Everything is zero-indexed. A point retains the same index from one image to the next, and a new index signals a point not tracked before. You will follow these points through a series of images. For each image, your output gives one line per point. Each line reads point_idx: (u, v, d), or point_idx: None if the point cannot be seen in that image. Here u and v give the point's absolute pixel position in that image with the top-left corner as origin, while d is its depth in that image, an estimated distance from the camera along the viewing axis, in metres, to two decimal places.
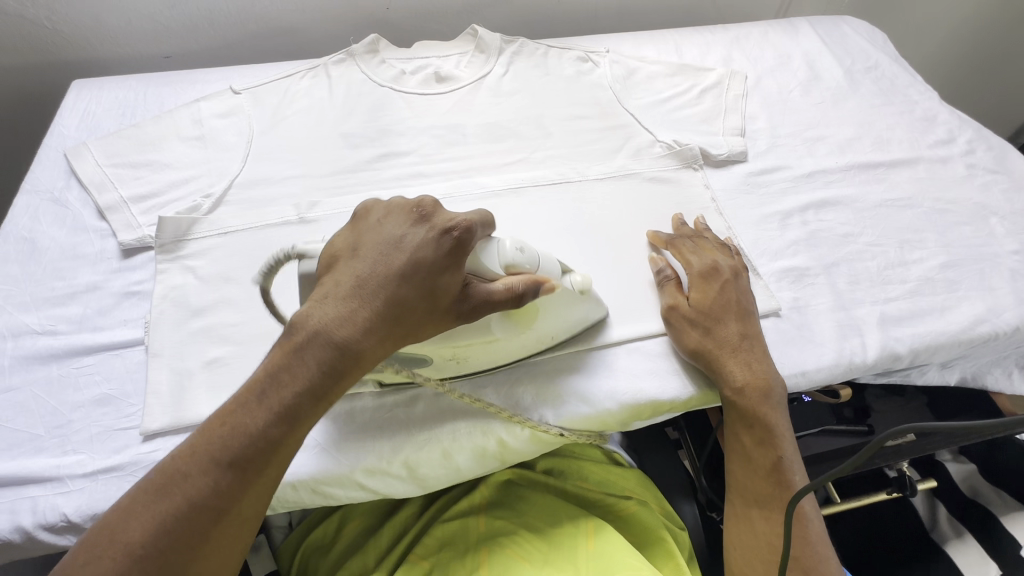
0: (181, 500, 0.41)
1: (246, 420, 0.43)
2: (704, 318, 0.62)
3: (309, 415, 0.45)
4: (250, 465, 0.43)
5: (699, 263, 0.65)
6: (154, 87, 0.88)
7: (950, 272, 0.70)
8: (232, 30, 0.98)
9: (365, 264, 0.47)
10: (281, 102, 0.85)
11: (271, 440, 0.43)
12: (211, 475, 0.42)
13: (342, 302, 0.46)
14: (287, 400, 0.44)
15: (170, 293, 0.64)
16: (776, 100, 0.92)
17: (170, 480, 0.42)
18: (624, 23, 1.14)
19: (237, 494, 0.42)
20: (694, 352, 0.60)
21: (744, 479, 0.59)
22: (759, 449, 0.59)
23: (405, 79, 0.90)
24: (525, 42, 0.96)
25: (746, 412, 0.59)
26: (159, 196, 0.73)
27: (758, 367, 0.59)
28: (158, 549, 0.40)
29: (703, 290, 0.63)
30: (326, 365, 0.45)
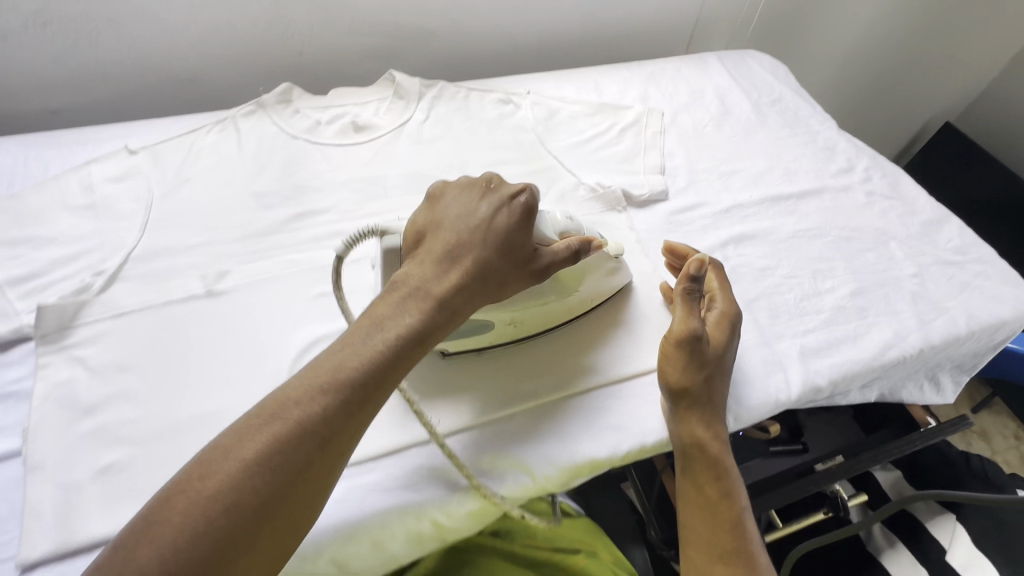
0: (295, 424, 0.42)
1: (355, 358, 0.46)
2: (715, 362, 0.61)
3: (412, 355, 0.49)
4: (359, 399, 0.45)
5: (726, 306, 0.65)
6: (35, 149, 0.79)
7: (859, 300, 0.74)
8: (128, 81, 0.91)
9: (453, 231, 0.54)
10: (184, 160, 0.80)
11: (382, 376, 0.47)
12: (326, 402, 0.44)
13: (438, 263, 0.52)
14: (392, 342, 0.48)
15: (54, 392, 0.57)
16: (692, 135, 0.95)
17: (285, 406, 0.43)
18: (544, 61, 1.15)
19: (349, 425, 0.45)
20: (684, 391, 0.59)
21: (705, 532, 0.56)
22: (719, 502, 0.57)
23: (321, 129, 0.87)
24: (446, 86, 0.95)
25: (710, 461, 0.58)
26: (43, 276, 0.66)
27: (721, 421, 0.60)
28: (278, 467, 0.41)
29: (719, 331, 0.63)
30: (426, 313, 0.50)
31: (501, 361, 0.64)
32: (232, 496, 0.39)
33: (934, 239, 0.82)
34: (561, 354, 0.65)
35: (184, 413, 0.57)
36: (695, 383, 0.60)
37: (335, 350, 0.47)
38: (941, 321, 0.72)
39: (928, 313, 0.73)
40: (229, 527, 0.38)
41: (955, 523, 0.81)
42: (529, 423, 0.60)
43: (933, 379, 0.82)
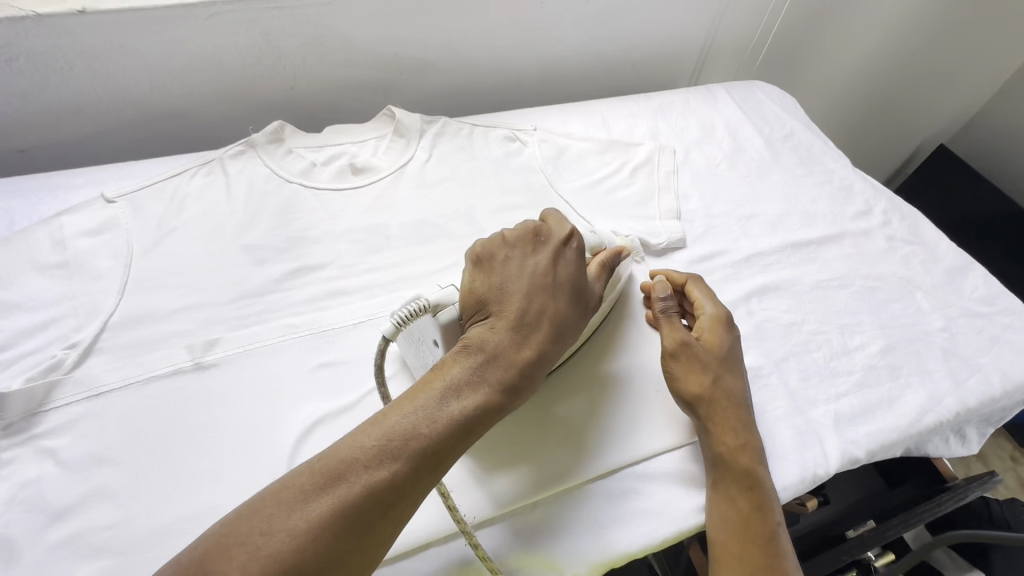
0: (362, 489, 0.41)
1: (426, 423, 0.45)
2: (717, 364, 0.60)
3: (483, 423, 0.48)
4: (426, 468, 0.44)
5: (715, 309, 0.64)
6: (0, 198, 0.72)
7: (890, 357, 0.70)
8: (104, 118, 0.84)
9: (522, 287, 0.54)
10: (168, 209, 0.73)
11: (451, 443, 0.45)
12: (393, 465, 0.42)
13: (509, 324, 0.52)
14: (465, 409, 0.46)
15: (21, 494, 0.50)
16: (705, 175, 0.92)
17: (351, 466, 0.42)
18: (548, 91, 1.11)
19: (415, 491, 0.43)
20: (697, 398, 0.58)
21: (737, 542, 0.52)
22: (751, 513, 0.53)
23: (316, 171, 0.81)
24: (448, 122, 0.90)
25: (742, 474, 0.55)
26: (8, 351, 0.59)
27: (750, 430, 0.58)
28: (341, 531, 0.40)
29: (714, 334, 0.62)
30: (498, 378, 0.49)
31: (519, 431, 0.58)
32: (294, 557, 0.38)
33: (958, 288, 0.79)
34: (579, 423, 0.59)
35: (172, 514, 0.51)
36: (700, 398, 0.58)
37: (400, 405, 0.46)
38: (975, 381, 0.69)
39: (961, 372, 0.70)
40: None
41: None
42: (556, 512, 0.55)
43: (960, 432, 0.79)
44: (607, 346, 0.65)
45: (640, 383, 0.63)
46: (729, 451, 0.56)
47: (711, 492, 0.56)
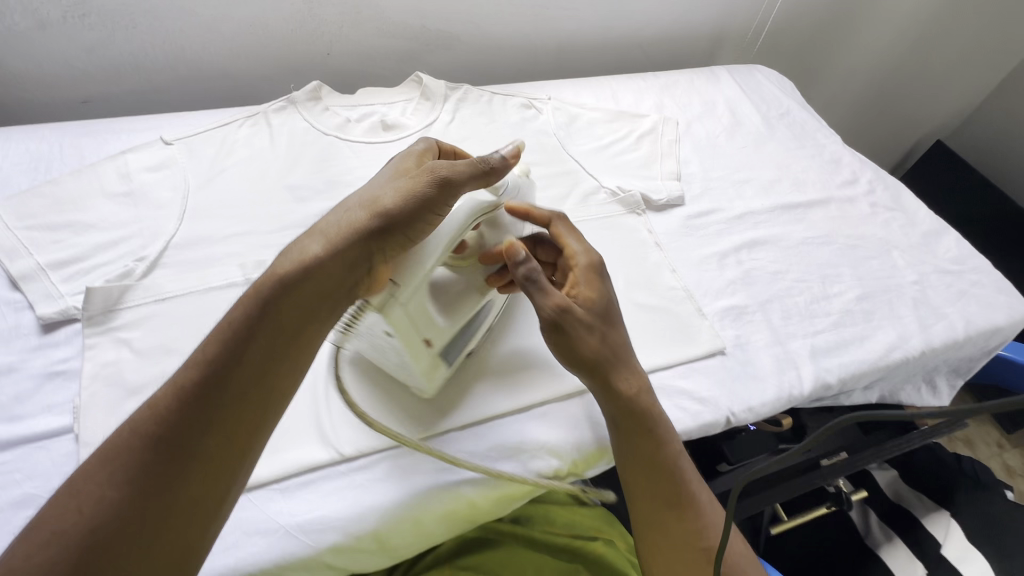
0: (148, 412, 0.44)
1: (218, 337, 0.47)
2: (596, 322, 0.60)
3: (274, 323, 0.48)
4: (215, 373, 0.45)
5: (586, 257, 0.63)
6: (71, 137, 0.81)
7: (865, 303, 0.78)
8: (159, 74, 0.93)
9: (339, 209, 0.55)
10: (219, 152, 0.82)
11: (242, 348, 0.47)
12: (180, 383, 0.45)
13: (314, 239, 0.52)
14: (248, 316, 0.48)
15: (102, 372, 0.58)
16: (705, 145, 0.99)
17: (153, 398, 0.45)
18: (562, 69, 1.19)
19: (189, 421, 0.44)
20: (592, 360, 0.58)
21: (648, 484, 0.58)
22: (658, 458, 0.58)
23: (350, 126, 0.89)
24: (470, 89, 0.98)
25: (641, 416, 0.58)
26: (85, 260, 0.67)
27: (638, 370, 0.61)
28: (138, 453, 0.42)
29: (590, 286, 0.61)
30: (288, 281, 0.49)
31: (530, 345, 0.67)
32: (104, 491, 0.41)
33: (932, 249, 0.87)
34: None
35: None
36: (594, 362, 0.58)
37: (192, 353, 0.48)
38: (941, 326, 0.77)
39: (929, 318, 0.77)
40: (103, 514, 0.40)
41: (949, 518, 0.85)
42: (563, 409, 0.63)
43: (931, 382, 0.86)
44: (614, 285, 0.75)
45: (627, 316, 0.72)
46: (631, 405, 0.58)
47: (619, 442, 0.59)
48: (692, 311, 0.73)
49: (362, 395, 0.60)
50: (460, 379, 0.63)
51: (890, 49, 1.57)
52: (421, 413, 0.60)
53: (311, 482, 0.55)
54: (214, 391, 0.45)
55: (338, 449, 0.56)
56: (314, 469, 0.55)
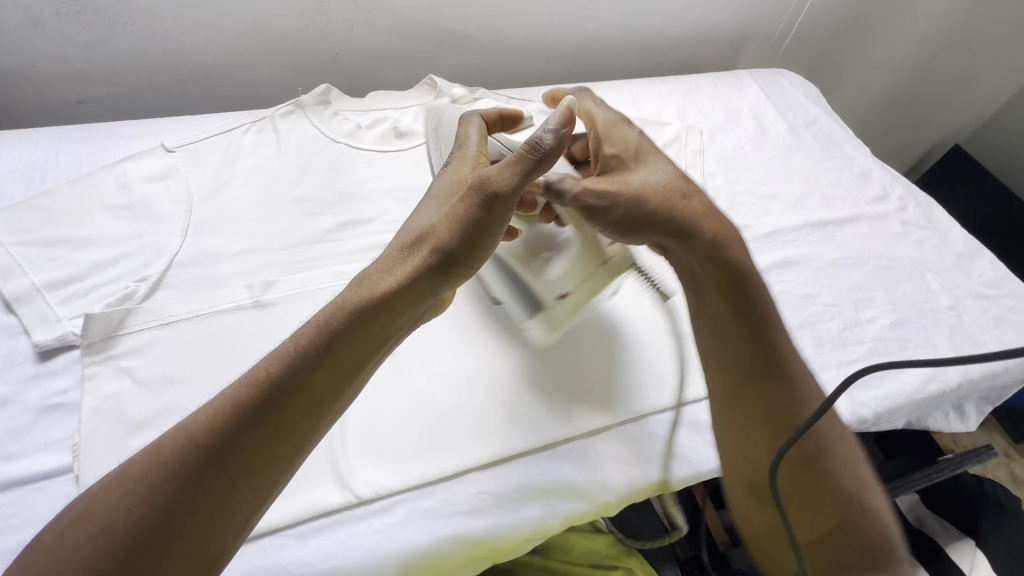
0: (206, 430, 0.40)
1: (285, 360, 0.44)
2: (622, 158, 0.61)
3: (340, 353, 0.45)
4: (279, 404, 0.42)
5: (604, 115, 0.65)
6: (68, 143, 0.76)
7: (899, 330, 0.75)
8: (160, 73, 0.88)
9: (415, 226, 0.52)
10: (224, 160, 0.78)
11: (308, 378, 0.44)
12: (241, 404, 0.41)
13: (391, 264, 0.50)
14: (320, 342, 0.44)
15: (103, 406, 0.55)
16: (730, 156, 0.95)
17: (211, 411, 0.41)
18: (579, 71, 1.14)
19: (241, 437, 0.41)
20: (644, 193, 0.58)
21: (738, 362, 0.57)
22: (735, 327, 0.58)
23: (361, 133, 0.85)
24: (486, 93, 0.94)
25: (715, 266, 0.59)
26: (83, 280, 0.63)
27: (702, 205, 0.60)
28: (185, 473, 0.39)
29: (616, 142, 0.62)
30: (362, 309, 0.46)
31: (562, 375, 0.64)
32: (141, 506, 0.38)
33: (967, 271, 0.84)
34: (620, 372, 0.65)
35: None
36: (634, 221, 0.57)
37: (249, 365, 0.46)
38: (978, 355, 0.74)
39: (965, 346, 0.74)
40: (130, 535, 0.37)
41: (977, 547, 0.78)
42: (589, 446, 0.60)
43: (960, 410, 0.83)
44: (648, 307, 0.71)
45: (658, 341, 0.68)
46: (696, 247, 0.59)
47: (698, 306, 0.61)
48: None
49: (382, 431, 0.57)
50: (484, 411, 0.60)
51: (916, 51, 1.52)
52: (443, 451, 0.57)
53: (328, 527, 0.52)
54: (275, 416, 0.42)
55: (354, 491, 0.53)
56: (330, 513, 0.52)
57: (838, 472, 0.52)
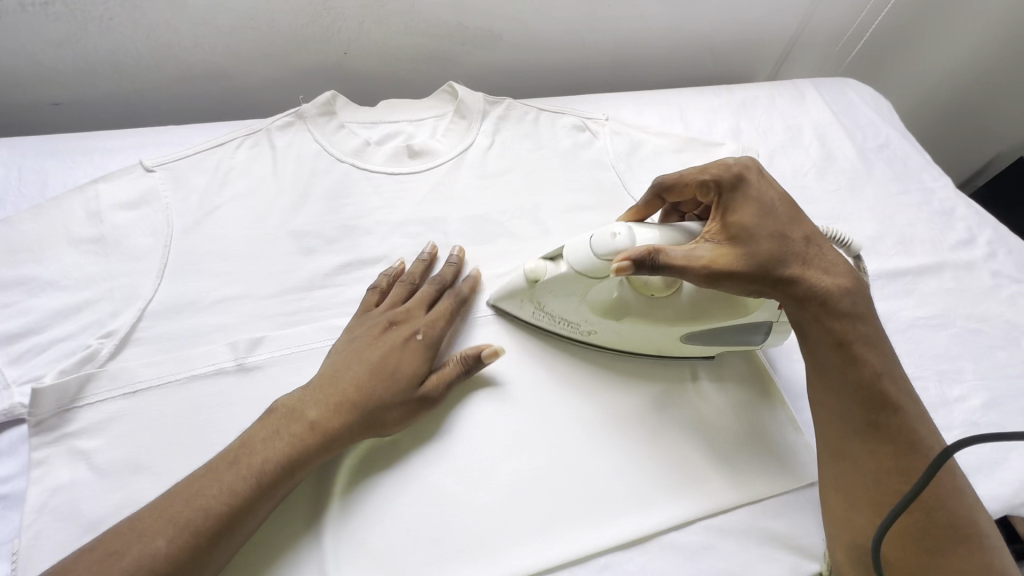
0: (133, 562, 0.40)
1: (218, 491, 0.44)
2: (760, 217, 0.51)
3: (275, 485, 0.46)
4: (210, 536, 0.43)
5: (718, 170, 0.54)
6: (33, 159, 0.67)
7: (993, 413, 0.63)
8: (142, 73, 0.77)
9: (355, 364, 0.53)
10: (211, 182, 0.67)
11: (241, 512, 0.44)
12: (169, 538, 0.41)
13: (327, 397, 0.51)
14: (256, 472, 0.46)
15: (52, 501, 0.47)
16: (792, 185, 0.83)
17: (138, 538, 0.41)
18: (618, 76, 1.01)
19: (194, 563, 0.42)
20: (776, 260, 0.50)
21: (851, 446, 0.51)
22: (850, 386, 0.50)
23: (370, 151, 0.73)
24: (513, 104, 0.82)
25: (842, 335, 0.51)
26: (39, 334, 0.55)
27: (831, 264, 0.52)
28: None
29: (736, 200, 0.52)
30: (298, 441, 0.48)
31: (613, 462, 0.55)
32: None
33: None
34: (684, 466, 0.56)
35: None
36: (763, 277, 0.50)
37: (189, 479, 0.45)
38: None
39: None
40: None
41: None
42: (624, 562, 0.51)
43: None
44: (721, 390, 0.62)
45: (708, 425, 0.59)
46: (810, 305, 0.51)
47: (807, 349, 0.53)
48: (785, 423, 0.61)
49: (389, 538, 0.49)
50: (497, 514, 0.51)
51: None
52: (453, 563, 0.49)
53: None
54: (215, 541, 0.43)
55: None
56: None
57: (965, 536, 0.47)
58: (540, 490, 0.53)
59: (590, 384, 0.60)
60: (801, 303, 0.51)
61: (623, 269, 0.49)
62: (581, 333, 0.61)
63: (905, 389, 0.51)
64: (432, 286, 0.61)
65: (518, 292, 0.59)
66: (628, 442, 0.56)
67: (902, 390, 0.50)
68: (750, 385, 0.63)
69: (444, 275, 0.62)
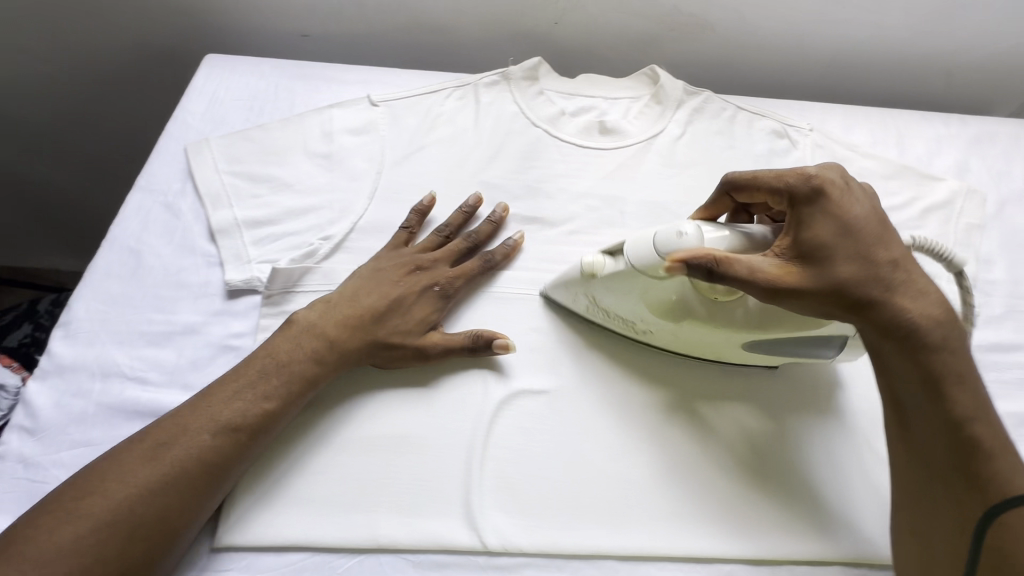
0: (182, 452, 0.46)
1: (245, 395, 0.50)
2: (837, 236, 0.46)
3: (295, 395, 0.52)
4: (242, 433, 0.49)
5: (798, 174, 0.48)
6: (287, 79, 0.78)
7: None
8: (377, 17, 0.86)
9: (371, 297, 0.58)
10: (421, 123, 0.74)
11: (268, 415, 0.50)
12: (212, 433, 0.48)
13: (341, 320, 0.56)
14: (274, 384, 0.51)
15: None
16: (1019, 242, 0.73)
17: (183, 431, 0.47)
18: (828, 87, 0.93)
19: (233, 456, 0.48)
20: (849, 284, 0.45)
21: (931, 489, 0.45)
22: (933, 428, 0.44)
23: (564, 120, 0.76)
24: (712, 97, 0.80)
25: (930, 376, 0.44)
26: (276, 224, 0.64)
27: (926, 293, 0.45)
28: (162, 485, 0.45)
29: (813, 216, 0.46)
30: (315, 356, 0.53)
31: (666, 458, 0.55)
32: (126, 508, 0.43)
33: None
34: (739, 480, 0.55)
35: (384, 428, 0.54)
36: (837, 299, 0.45)
37: (219, 384, 0.51)
38: None
39: None
40: (102, 536, 0.42)
41: None
42: None
43: None
44: (782, 398, 0.59)
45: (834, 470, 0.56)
46: (890, 336, 0.45)
47: (887, 386, 0.47)
48: None
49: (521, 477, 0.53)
50: (615, 491, 0.53)
51: None
52: (574, 523, 0.51)
53: (446, 566, 0.49)
54: (247, 437, 0.49)
55: (481, 538, 0.50)
56: (451, 552, 0.50)
57: None
58: (590, 461, 0.54)
59: (659, 391, 0.59)
60: (884, 331, 0.45)
61: (673, 269, 0.46)
62: (635, 330, 0.59)
63: (1005, 440, 0.44)
64: (466, 242, 0.64)
65: (573, 283, 0.58)
66: (679, 436, 0.56)
67: (992, 432, 0.44)
68: (823, 409, 0.59)
69: (480, 233, 0.65)
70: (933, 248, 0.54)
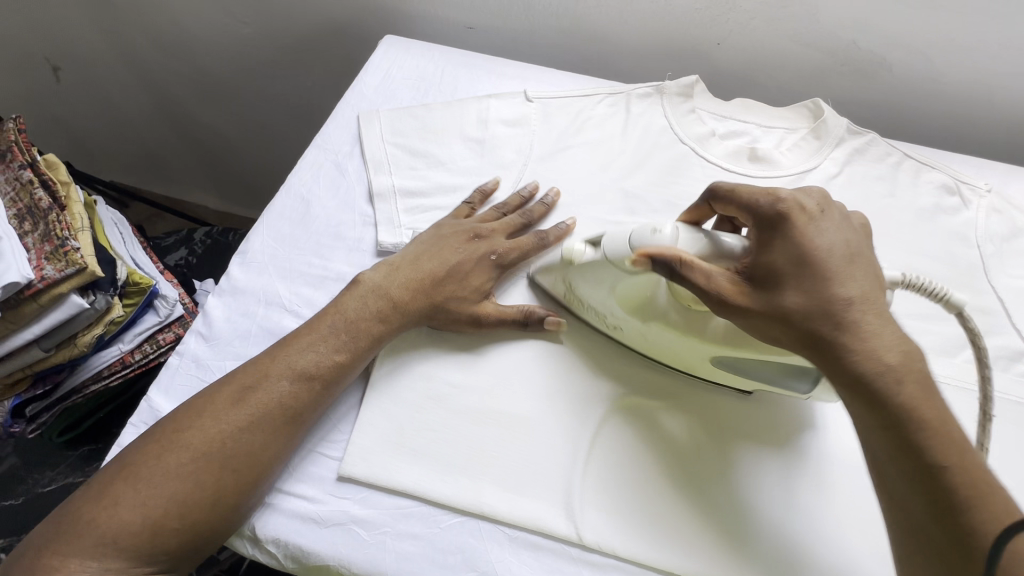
0: (263, 400, 0.51)
1: (320, 350, 0.54)
2: (793, 264, 0.45)
3: (362, 351, 0.56)
4: (316, 383, 0.53)
5: (762, 201, 0.49)
6: (452, 66, 0.84)
7: None
8: (543, 17, 0.89)
9: (431, 262, 0.61)
10: (571, 124, 0.76)
11: (340, 370, 0.55)
12: (291, 383, 0.53)
13: (400, 284, 0.59)
14: (342, 341, 0.55)
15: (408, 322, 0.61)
16: None
17: (261, 378, 0.52)
18: (1012, 148, 0.84)
19: (309, 402, 0.53)
20: (802, 312, 0.44)
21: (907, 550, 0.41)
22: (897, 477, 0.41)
23: (713, 141, 0.75)
24: (878, 140, 0.75)
25: (885, 417, 0.41)
26: (427, 198, 0.70)
27: (886, 329, 0.43)
28: (248, 426, 0.50)
29: (770, 243, 0.47)
30: (379, 318, 0.57)
31: (691, 491, 0.53)
32: (219, 444, 0.49)
33: None
34: (769, 529, 0.51)
35: (496, 404, 0.57)
36: (788, 329, 0.44)
37: (293, 337, 0.55)
38: None
39: None
40: (197, 467, 0.48)
41: None
42: None
43: None
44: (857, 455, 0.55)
45: None
46: (844, 374, 0.43)
47: (858, 433, 0.45)
48: None
49: (592, 492, 0.53)
50: (699, 527, 0.51)
51: None
52: (646, 547, 0.51)
53: (541, 549, 0.51)
54: (321, 387, 0.54)
55: (578, 532, 0.51)
56: (549, 537, 0.51)
57: None
58: (659, 486, 0.53)
59: (741, 427, 0.56)
60: (838, 368, 0.43)
61: (640, 262, 0.50)
62: (606, 325, 0.59)
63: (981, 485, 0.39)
64: (521, 218, 0.66)
65: (554, 269, 0.60)
66: (724, 471, 0.54)
67: (964, 474, 0.39)
68: None
69: (534, 213, 0.66)
70: (925, 287, 0.49)
